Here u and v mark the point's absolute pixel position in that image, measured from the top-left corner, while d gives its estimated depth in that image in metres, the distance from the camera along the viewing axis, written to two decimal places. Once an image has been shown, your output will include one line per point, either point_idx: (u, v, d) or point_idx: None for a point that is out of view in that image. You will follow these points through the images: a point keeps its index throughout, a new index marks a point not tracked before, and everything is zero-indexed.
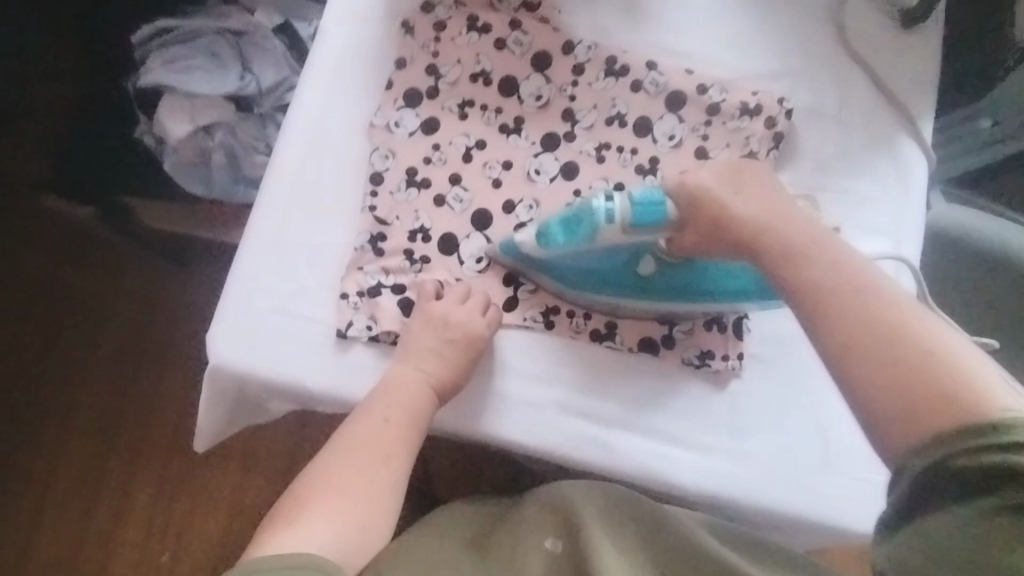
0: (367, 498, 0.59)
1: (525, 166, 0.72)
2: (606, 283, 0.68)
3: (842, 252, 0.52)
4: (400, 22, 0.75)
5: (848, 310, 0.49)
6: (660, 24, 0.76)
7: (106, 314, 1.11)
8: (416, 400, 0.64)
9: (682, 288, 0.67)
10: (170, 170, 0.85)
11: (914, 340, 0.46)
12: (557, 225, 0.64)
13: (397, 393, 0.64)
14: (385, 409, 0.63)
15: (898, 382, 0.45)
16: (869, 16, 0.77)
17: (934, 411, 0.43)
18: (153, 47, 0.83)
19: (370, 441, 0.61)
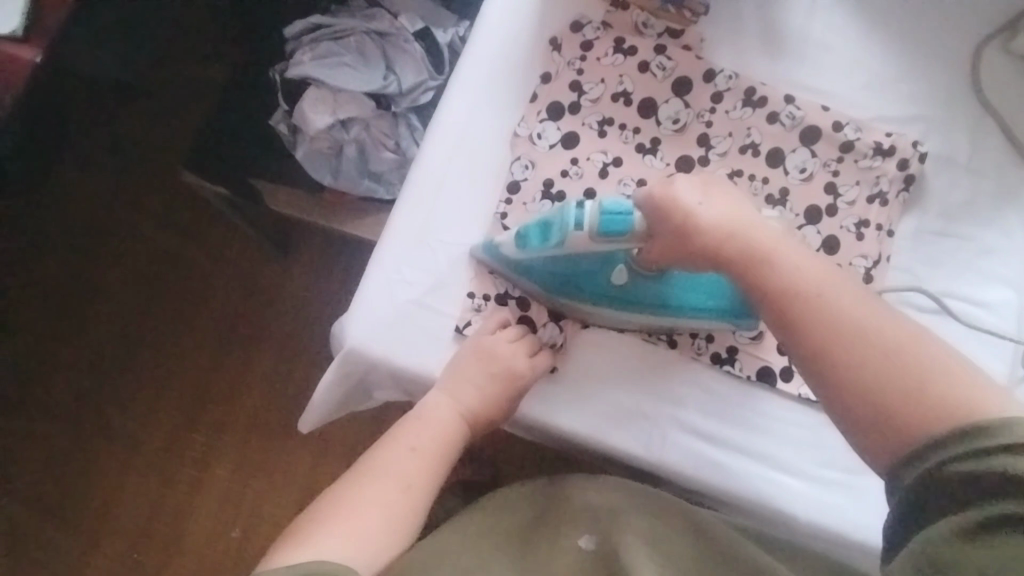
0: (378, 515, 0.62)
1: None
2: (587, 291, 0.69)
3: (792, 260, 0.58)
4: (548, 38, 0.78)
5: (817, 326, 0.55)
6: (799, 61, 0.78)
7: (205, 291, 1.15)
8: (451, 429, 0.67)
9: (657, 299, 0.69)
10: (302, 159, 0.90)
11: (884, 342, 0.53)
12: (534, 229, 0.67)
13: (425, 424, 0.67)
14: (410, 437, 0.66)
15: (888, 395, 0.52)
16: (1005, 69, 0.78)
17: (932, 417, 0.50)
18: (306, 41, 0.88)
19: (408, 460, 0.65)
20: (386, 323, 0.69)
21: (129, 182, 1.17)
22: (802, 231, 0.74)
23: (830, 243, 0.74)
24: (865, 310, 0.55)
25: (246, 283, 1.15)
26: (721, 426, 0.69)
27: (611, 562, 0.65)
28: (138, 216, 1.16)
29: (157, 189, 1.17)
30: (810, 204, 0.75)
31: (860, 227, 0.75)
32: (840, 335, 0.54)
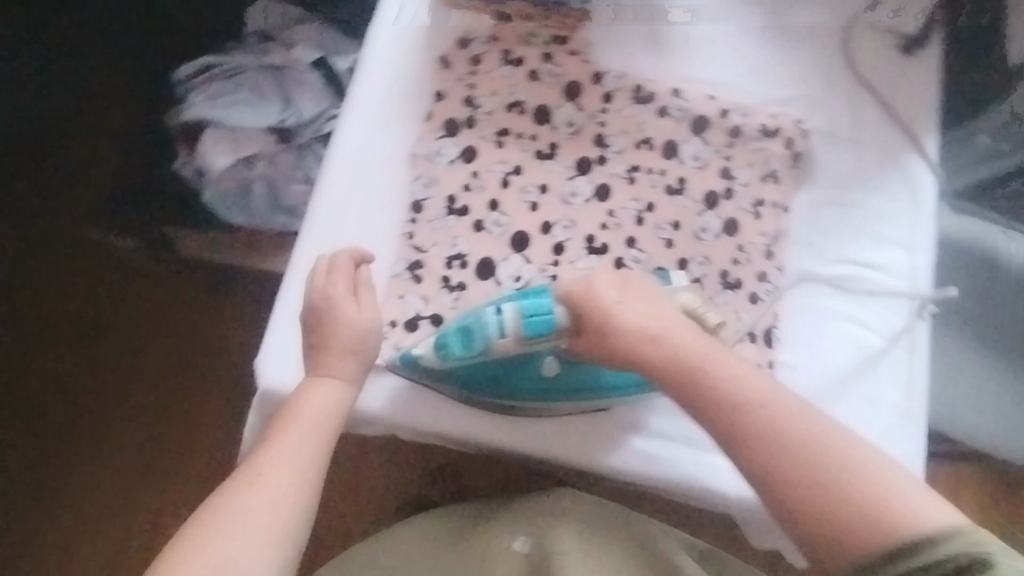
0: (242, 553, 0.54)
1: (559, 190, 0.76)
2: (496, 384, 0.70)
3: (722, 360, 0.59)
4: (437, 56, 0.79)
5: (761, 433, 0.55)
6: (682, 54, 0.81)
7: (135, 346, 1.12)
8: (316, 421, 0.62)
9: (568, 393, 0.70)
10: (210, 201, 0.88)
11: (829, 451, 0.53)
12: (454, 336, 0.67)
13: (287, 441, 0.60)
14: (272, 459, 0.59)
15: (840, 515, 0.51)
16: (874, 43, 0.83)
17: (878, 531, 0.50)
18: (198, 83, 0.87)
19: (264, 468, 0.59)
20: (299, 356, 0.69)
21: (36, 247, 1.10)
22: (702, 217, 0.77)
23: (730, 226, 0.77)
24: (806, 420, 0.55)
25: (177, 332, 1.12)
26: (638, 412, 0.71)
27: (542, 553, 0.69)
28: (52, 280, 1.11)
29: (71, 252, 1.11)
30: (708, 190, 0.77)
31: (756, 207, 0.78)
32: (788, 444, 0.54)
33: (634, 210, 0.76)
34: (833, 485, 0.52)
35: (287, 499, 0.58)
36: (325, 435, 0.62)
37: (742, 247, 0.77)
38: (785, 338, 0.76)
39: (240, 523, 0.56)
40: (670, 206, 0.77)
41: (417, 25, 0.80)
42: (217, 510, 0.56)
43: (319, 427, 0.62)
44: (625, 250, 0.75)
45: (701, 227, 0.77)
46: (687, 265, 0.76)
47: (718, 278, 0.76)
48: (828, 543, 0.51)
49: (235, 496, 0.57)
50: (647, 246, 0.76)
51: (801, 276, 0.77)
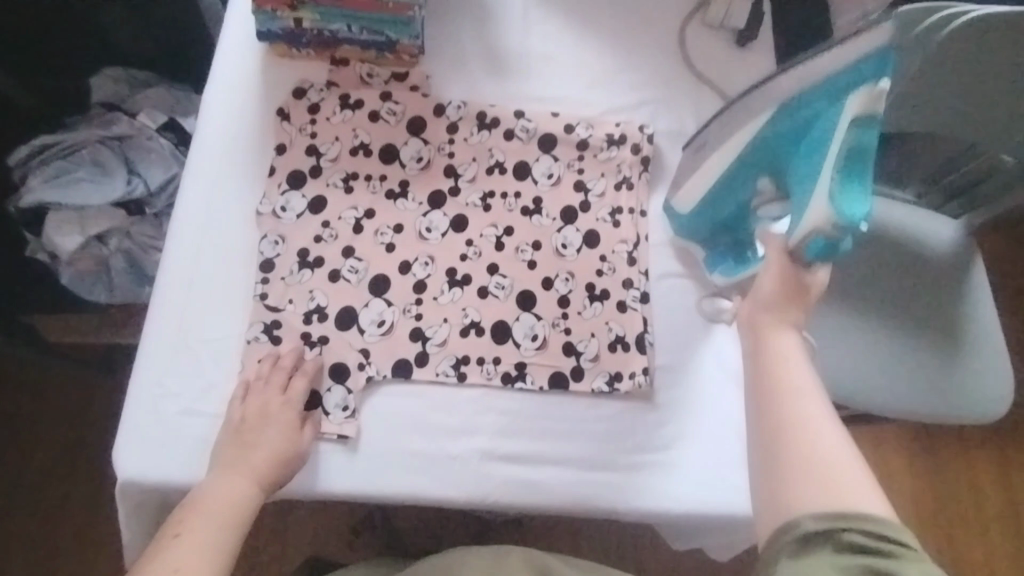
0: None
1: (414, 227, 0.75)
2: (781, 143, 0.67)
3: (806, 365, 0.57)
4: (275, 109, 0.77)
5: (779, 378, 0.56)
6: (521, 76, 0.82)
7: (31, 443, 1.07)
8: (234, 509, 0.60)
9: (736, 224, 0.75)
10: (68, 285, 0.85)
11: (804, 412, 0.53)
12: (859, 158, 0.60)
13: (209, 532, 0.57)
14: (175, 560, 0.55)
15: (796, 464, 0.50)
16: (709, 40, 0.85)
17: (821, 491, 0.48)
18: (35, 164, 0.83)
19: (184, 564, 0.55)
20: (158, 440, 0.66)
21: None
22: (562, 233, 0.77)
23: (590, 238, 0.77)
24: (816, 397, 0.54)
25: (75, 422, 1.09)
26: (520, 441, 0.71)
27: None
28: None
29: None
30: (563, 207, 0.78)
31: (615, 216, 0.78)
32: (777, 388, 0.55)
33: (492, 237, 0.76)
34: (809, 461, 0.50)
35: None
36: (240, 524, 0.60)
37: (605, 258, 0.77)
38: (657, 342, 0.76)
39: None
40: (529, 228, 0.76)
41: (251, 79, 0.78)
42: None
43: (234, 517, 0.59)
44: (488, 278, 0.74)
45: (561, 244, 0.76)
46: (553, 284, 0.75)
47: (585, 292, 0.75)
48: (775, 488, 0.51)
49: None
50: (509, 271, 0.75)
51: (665, 279, 0.78)
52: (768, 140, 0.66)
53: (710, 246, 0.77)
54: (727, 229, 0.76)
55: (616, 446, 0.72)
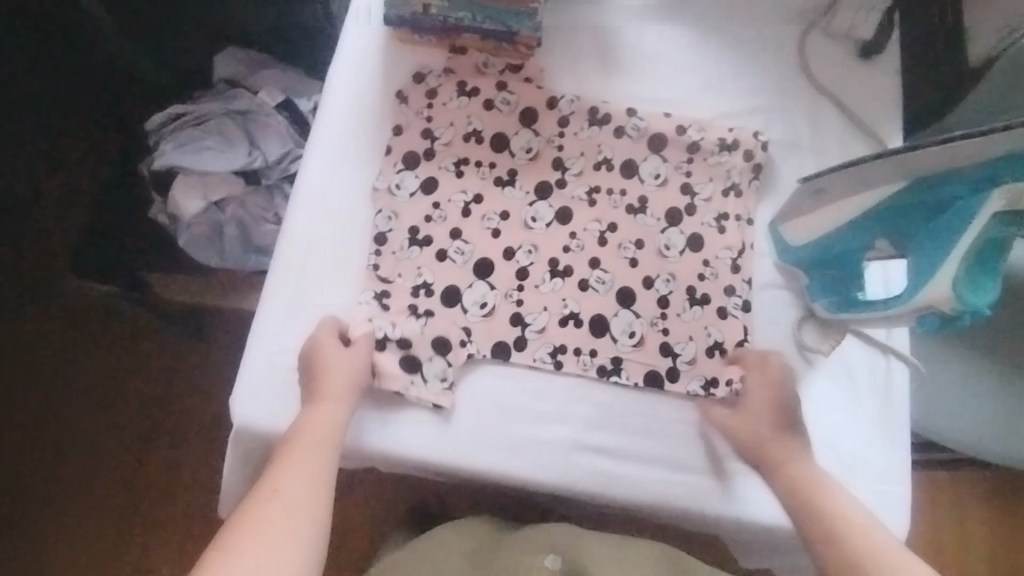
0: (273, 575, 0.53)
1: (520, 215, 0.76)
2: (910, 207, 0.64)
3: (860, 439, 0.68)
4: (395, 91, 0.80)
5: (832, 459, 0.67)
6: (635, 75, 0.82)
7: (122, 395, 1.12)
8: (328, 436, 0.63)
9: (847, 258, 0.71)
10: (184, 246, 0.90)
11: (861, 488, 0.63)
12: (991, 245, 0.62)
13: (313, 458, 0.62)
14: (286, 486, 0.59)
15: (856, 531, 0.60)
16: (830, 50, 0.83)
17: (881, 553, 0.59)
18: (168, 131, 0.89)
19: (283, 483, 0.59)
20: (272, 396, 0.70)
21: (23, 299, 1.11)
22: (666, 234, 0.76)
23: (695, 241, 0.76)
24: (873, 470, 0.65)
25: (165, 378, 1.13)
26: (611, 435, 0.71)
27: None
28: (41, 331, 1.12)
29: (63, 303, 1.12)
30: (670, 207, 0.77)
31: (720, 221, 0.77)
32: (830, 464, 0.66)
33: (596, 232, 0.76)
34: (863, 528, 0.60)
35: (313, 510, 0.58)
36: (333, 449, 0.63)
37: (708, 263, 0.76)
38: (755, 350, 0.75)
39: (272, 534, 0.55)
40: (633, 225, 0.76)
41: (374, 62, 0.81)
42: (246, 526, 0.55)
43: (325, 443, 0.63)
44: (589, 271, 0.74)
45: (665, 245, 0.76)
46: (654, 283, 0.75)
47: (685, 294, 0.75)
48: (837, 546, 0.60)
49: (258, 514, 0.56)
50: (611, 266, 0.75)
51: (768, 289, 0.77)
52: (895, 204, 0.65)
53: (815, 274, 0.74)
54: (836, 263, 0.72)
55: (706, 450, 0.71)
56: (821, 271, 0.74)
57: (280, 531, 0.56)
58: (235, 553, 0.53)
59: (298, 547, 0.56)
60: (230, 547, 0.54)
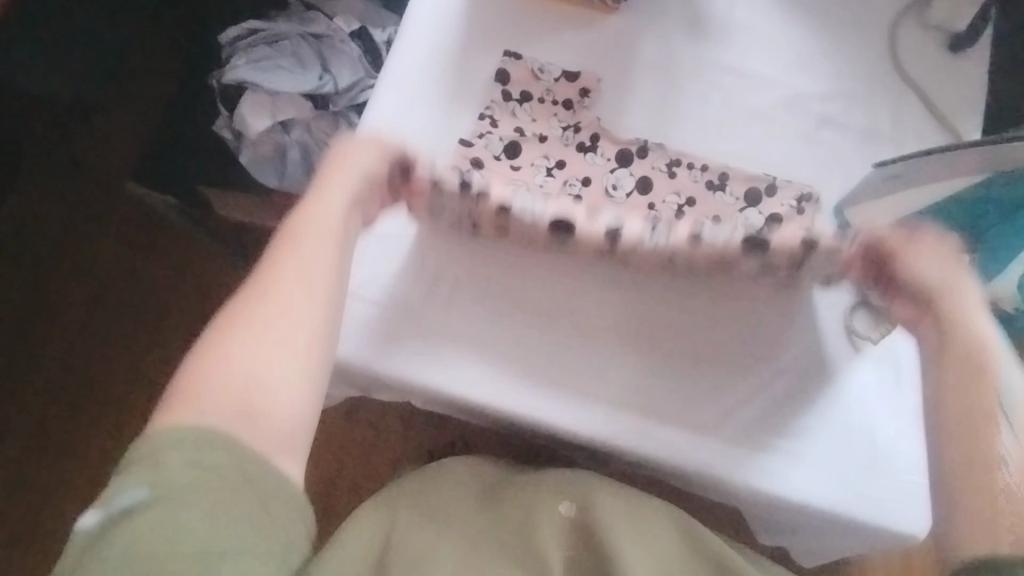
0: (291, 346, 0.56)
1: (601, 183, 0.74)
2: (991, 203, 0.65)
3: None
4: (477, 32, 0.80)
5: None
6: (719, 42, 0.81)
7: (164, 303, 1.15)
8: (327, 228, 0.61)
9: None
10: (246, 164, 0.90)
11: None
12: None
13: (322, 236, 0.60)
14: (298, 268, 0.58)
15: None
16: (919, 40, 0.82)
17: None
18: (242, 46, 0.90)
19: (279, 281, 0.57)
20: None
21: (83, 201, 1.16)
22: (745, 214, 0.74)
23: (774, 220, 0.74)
24: None
25: (207, 292, 1.15)
26: (652, 395, 0.72)
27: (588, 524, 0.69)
28: (97, 232, 1.16)
29: (120, 210, 1.17)
30: (749, 187, 0.75)
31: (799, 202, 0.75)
32: None
33: (675, 204, 0.74)
34: None
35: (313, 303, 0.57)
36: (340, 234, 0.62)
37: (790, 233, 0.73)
38: (800, 330, 0.74)
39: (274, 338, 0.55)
40: (711, 202, 0.75)
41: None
42: (250, 318, 0.56)
43: (317, 266, 0.59)
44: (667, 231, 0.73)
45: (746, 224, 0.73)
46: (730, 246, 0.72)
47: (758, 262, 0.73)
48: None
49: (232, 341, 0.55)
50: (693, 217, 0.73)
51: (827, 275, 0.76)
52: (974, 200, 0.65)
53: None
54: (903, 252, 0.70)
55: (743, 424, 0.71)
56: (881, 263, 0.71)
57: (259, 358, 0.55)
58: (222, 354, 0.54)
59: (282, 387, 0.55)
60: (208, 365, 0.54)
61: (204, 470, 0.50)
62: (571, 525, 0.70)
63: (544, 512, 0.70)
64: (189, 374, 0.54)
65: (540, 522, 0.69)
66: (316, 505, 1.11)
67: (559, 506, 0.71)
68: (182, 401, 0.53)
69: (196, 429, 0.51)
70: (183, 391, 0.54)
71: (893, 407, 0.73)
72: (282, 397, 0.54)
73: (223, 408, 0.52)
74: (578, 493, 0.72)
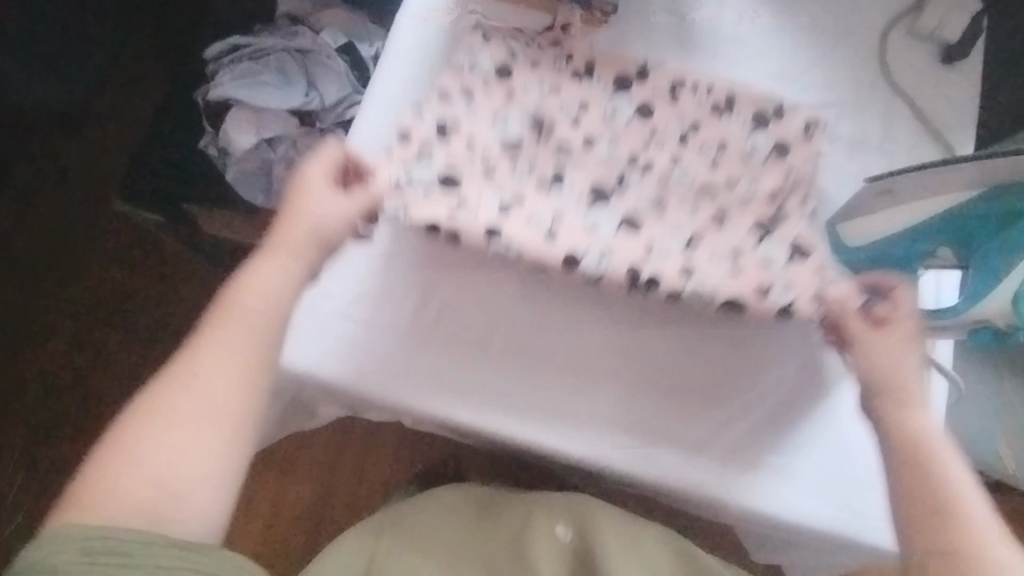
0: (206, 432, 0.55)
1: (577, 221, 0.69)
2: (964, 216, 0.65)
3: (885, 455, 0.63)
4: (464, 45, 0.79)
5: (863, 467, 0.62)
6: (708, 54, 0.80)
7: (154, 320, 1.14)
8: (248, 314, 0.60)
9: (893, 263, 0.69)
10: (232, 180, 0.90)
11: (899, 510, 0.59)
12: None
13: (239, 323, 0.59)
14: (213, 358, 0.58)
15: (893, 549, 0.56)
16: (909, 51, 0.81)
17: None
18: (226, 62, 0.89)
19: (199, 369, 0.57)
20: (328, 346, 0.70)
21: (71, 216, 1.15)
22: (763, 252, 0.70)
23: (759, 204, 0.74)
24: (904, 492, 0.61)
25: (197, 309, 1.14)
26: (647, 416, 0.71)
27: (586, 549, 0.69)
28: (85, 248, 1.15)
29: (109, 225, 1.16)
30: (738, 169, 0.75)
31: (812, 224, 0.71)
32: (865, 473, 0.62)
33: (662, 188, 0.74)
34: None
35: (229, 384, 0.57)
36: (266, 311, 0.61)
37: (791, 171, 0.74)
38: (794, 344, 0.73)
39: (189, 429, 0.55)
40: (715, 240, 0.70)
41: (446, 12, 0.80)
42: (161, 409, 0.55)
43: (254, 346, 0.59)
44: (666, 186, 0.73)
45: (765, 261, 0.69)
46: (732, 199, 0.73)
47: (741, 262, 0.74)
48: None
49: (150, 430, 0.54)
50: (693, 166, 0.74)
51: None
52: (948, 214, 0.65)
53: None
54: (889, 270, 0.70)
55: (733, 441, 0.71)
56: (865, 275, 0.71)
57: (175, 452, 0.54)
58: (130, 454, 0.54)
59: (204, 466, 0.55)
60: (123, 458, 0.53)
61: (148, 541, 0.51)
62: (567, 550, 0.69)
63: (541, 536, 0.69)
64: (100, 469, 0.53)
65: (537, 548, 0.68)
66: (310, 524, 1.10)
67: (555, 528, 0.70)
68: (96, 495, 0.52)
69: (111, 510, 0.52)
70: (98, 484, 0.53)
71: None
72: (210, 474, 0.55)
73: (144, 494, 0.53)
74: (573, 514, 0.71)
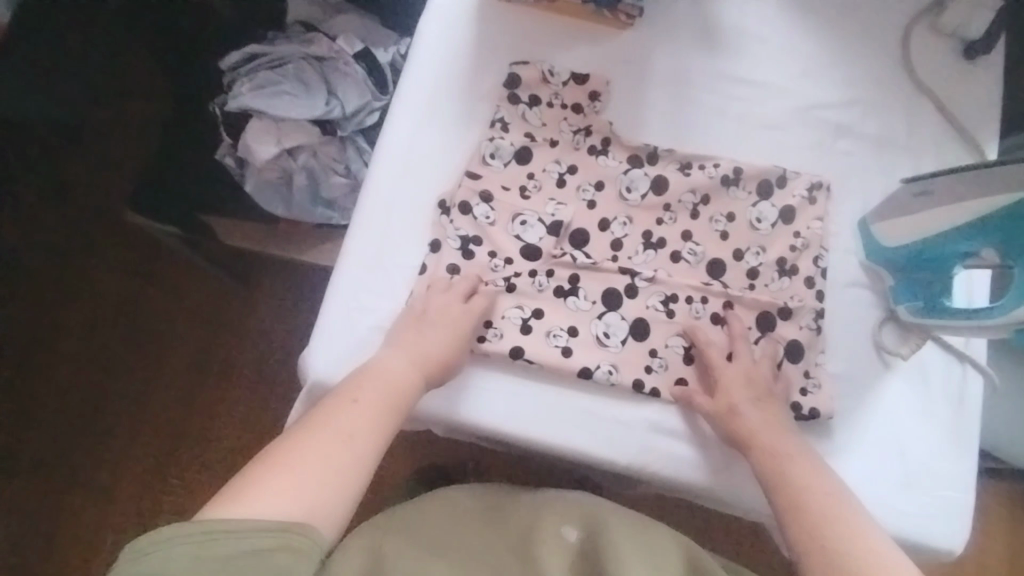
0: (342, 474, 0.56)
1: (590, 332, 0.71)
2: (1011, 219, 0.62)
3: None
4: (489, 51, 0.77)
5: None
6: (733, 54, 0.80)
7: (163, 331, 1.12)
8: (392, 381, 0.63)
9: (934, 261, 0.68)
10: (251, 191, 0.89)
11: None
12: None
13: (378, 379, 0.63)
14: (356, 403, 0.60)
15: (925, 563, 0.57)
16: (933, 47, 0.81)
17: None
18: (243, 72, 0.87)
19: (350, 413, 0.60)
20: (348, 352, 0.69)
21: (78, 228, 1.13)
22: (761, 346, 0.71)
23: (787, 214, 0.74)
24: None
25: (210, 318, 1.13)
26: (689, 423, 0.71)
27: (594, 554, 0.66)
28: (92, 260, 1.13)
29: (116, 237, 1.13)
30: (761, 180, 0.75)
31: (819, 321, 0.72)
32: None
33: (690, 203, 0.74)
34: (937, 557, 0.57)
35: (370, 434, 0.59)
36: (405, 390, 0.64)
37: (799, 234, 0.74)
38: (831, 348, 0.73)
39: (331, 467, 0.56)
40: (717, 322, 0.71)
41: (469, 15, 0.78)
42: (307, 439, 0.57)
43: (399, 395, 0.62)
44: (682, 244, 0.73)
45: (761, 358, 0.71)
46: (744, 256, 0.73)
47: (775, 266, 0.73)
48: None
49: (301, 447, 0.57)
50: (701, 239, 0.74)
51: (851, 288, 0.75)
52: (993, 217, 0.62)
53: (902, 276, 0.72)
54: (931, 267, 0.69)
55: None
56: (905, 273, 0.71)
57: (312, 484, 0.55)
58: (268, 479, 0.54)
59: (339, 488, 0.56)
60: (273, 473, 0.54)
61: (262, 540, 0.50)
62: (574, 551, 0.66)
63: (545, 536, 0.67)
64: (253, 472, 0.55)
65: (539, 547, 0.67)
66: None
67: (565, 530, 0.68)
68: (234, 496, 0.53)
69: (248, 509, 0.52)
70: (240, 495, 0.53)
71: (922, 423, 0.71)
72: (340, 493, 0.56)
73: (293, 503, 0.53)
74: (580, 515, 0.69)
